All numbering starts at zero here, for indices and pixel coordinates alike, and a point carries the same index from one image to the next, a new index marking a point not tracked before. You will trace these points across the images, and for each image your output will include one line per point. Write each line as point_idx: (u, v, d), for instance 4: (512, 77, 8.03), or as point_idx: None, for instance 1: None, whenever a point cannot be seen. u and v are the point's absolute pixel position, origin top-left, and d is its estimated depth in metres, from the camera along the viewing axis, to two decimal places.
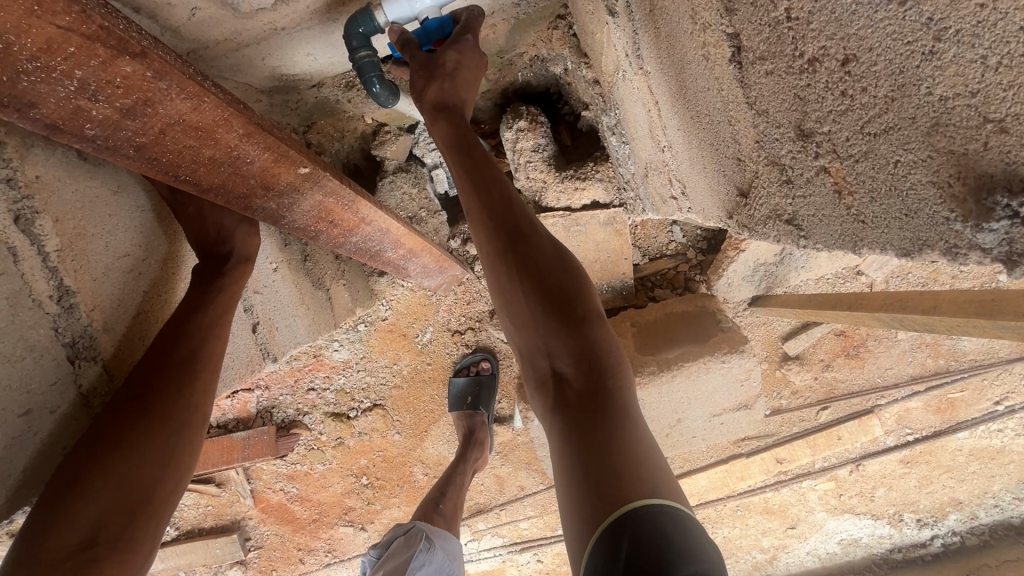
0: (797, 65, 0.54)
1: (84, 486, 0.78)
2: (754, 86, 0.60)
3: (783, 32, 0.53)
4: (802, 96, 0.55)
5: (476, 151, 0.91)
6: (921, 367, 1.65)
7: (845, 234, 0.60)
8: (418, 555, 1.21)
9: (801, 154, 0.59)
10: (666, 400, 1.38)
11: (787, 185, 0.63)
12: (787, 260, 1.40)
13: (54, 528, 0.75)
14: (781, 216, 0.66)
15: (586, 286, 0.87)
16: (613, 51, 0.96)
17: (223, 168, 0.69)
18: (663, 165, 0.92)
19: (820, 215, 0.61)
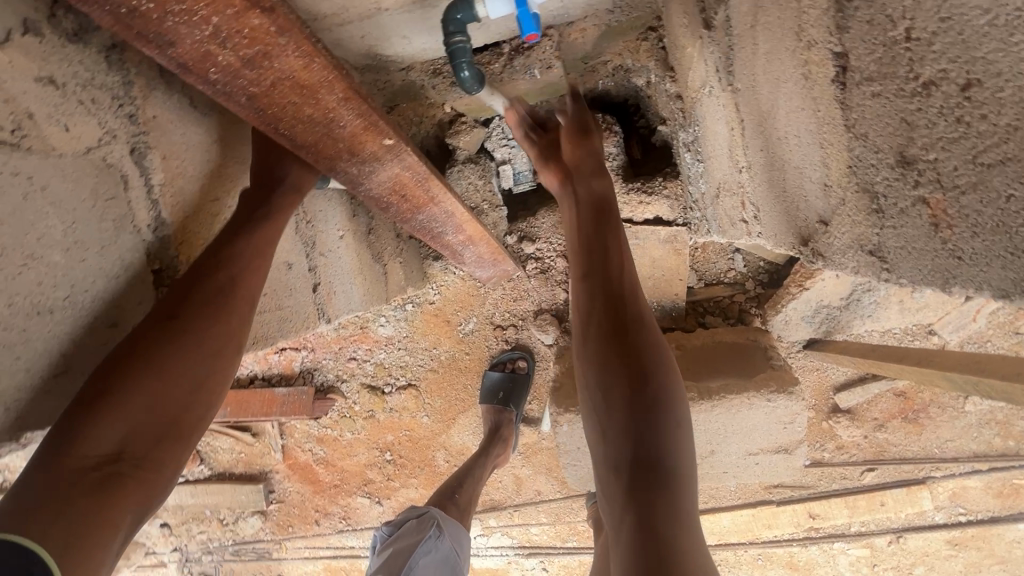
0: (910, 88, 0.49)
1: (112, 401, 0.75)
2: (853, 108, 0.56)
3: (899, 53, 0.49)
4: (910, 121, 0.51)
5: (608, 210, 1.05)
6: (987, 445, 1.52)
7: (936, 268, 0.55)
8: (426, 541, 1.22)
9: (899, 183, 0.54)
10: (701, 429, 1.30)
11: (877, 215, 0.59)
12: (853, 306, 1.32)
13: (80, 440, 0.72)
14: (863, 245, 0.62)
15: (671, 369, 0.91)
16: (701, 68, 0.96)
17: (319, 131, 0.64)
18: (738, 187, 0.90)
19: (909, 248, 0.57)
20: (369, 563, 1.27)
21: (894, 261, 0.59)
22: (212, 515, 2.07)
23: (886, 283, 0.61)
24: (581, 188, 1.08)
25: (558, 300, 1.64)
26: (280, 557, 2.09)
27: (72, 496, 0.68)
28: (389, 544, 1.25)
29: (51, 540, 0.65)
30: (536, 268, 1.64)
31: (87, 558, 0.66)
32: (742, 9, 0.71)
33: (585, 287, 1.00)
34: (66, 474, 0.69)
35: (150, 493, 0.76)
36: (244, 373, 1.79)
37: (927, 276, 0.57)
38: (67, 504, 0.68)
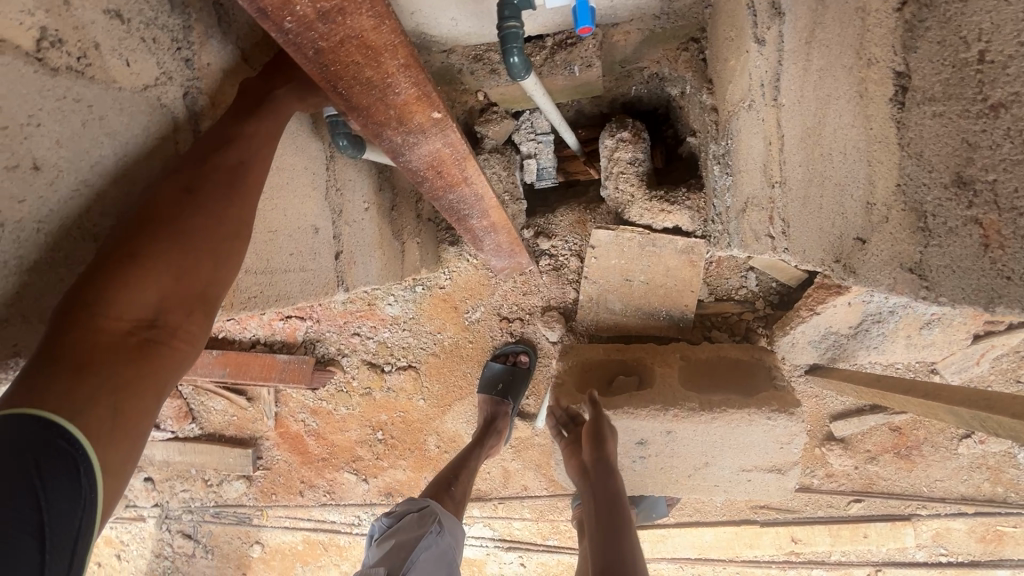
0: (976, 109, 0.48)
1: (131, 271, 0.68)
2: (913, 124, 0.55)
3: (969, 75, 0.49)
4: (972, 141, 0.49)
5: (608, 460, 1.21)
6: (975, 489, 1.53)
7: (981, 288, 0.51)
8: (429, 534, 1.21)
9: (949, 203, 0.52)
10: (698, 440, 1.30)
11: (922, 234, 0.56)
12: (860, 337, 1.33)
13: (99, 312, 0.66)
14: (902, 264, 0.59)
15: (636, 545, 1.13)
16: (744, 81, 0.97)
17: (374, 93, 0.62)
18: (768, 203, 0.89)
19: (952, 268, 0.53)
20: (364, 554, 1.25)
21: (935, 280, 0.56)
22: (197, 475, 2.07)
23: (923, 303, 0.57)
24: (592, 426, 1.23)
25: (567, 299, 1.65)
26: (260, 524, 2.09)
27: (101, 370, 0.64)
28: (389, 535, 1.22)
29: (83, 412, 0.61)
30: (549, 265, 1.65)
31: (122, 428, 0.64)
32: (798, 25, 0.72)
33: (592, 503, 1.21)
34: (89, 347, 0.64)
35: (179, 365, 0.73)
36: (247, 336, 1.79)
37: (970, 296, 0.52)
38: (96, 377, 0.63)
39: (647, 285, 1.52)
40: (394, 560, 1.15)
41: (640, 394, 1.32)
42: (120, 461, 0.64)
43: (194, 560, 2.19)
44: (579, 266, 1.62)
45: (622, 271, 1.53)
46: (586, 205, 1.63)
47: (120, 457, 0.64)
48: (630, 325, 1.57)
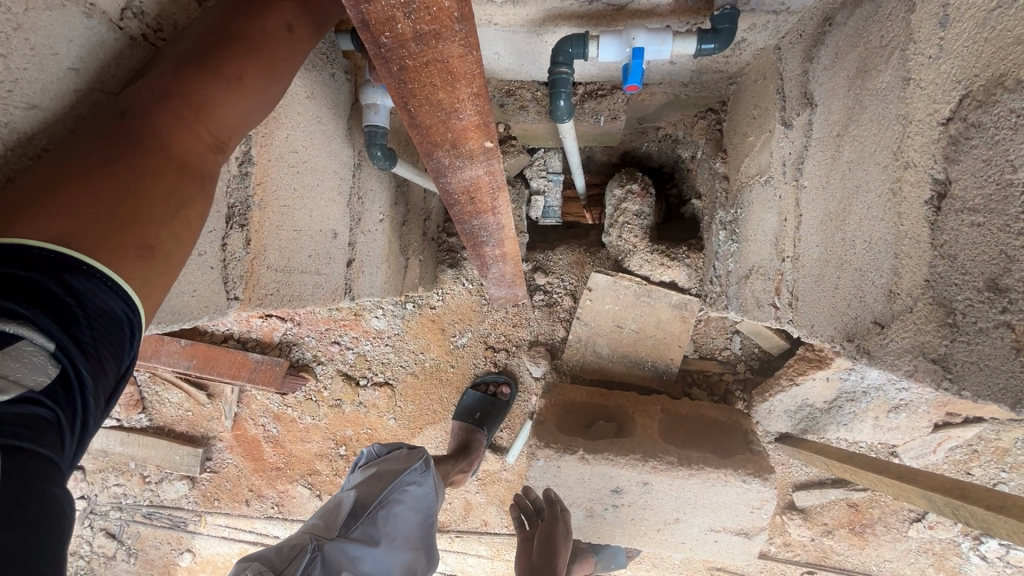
0: (1015, 227, 0.46)
1: (225, 85, 0.59)
2: (950, 216, 0.52)
3: (1011, 195, 0.46)
4: (1010, 254, 0.47)
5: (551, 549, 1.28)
6: (920, 573, 1.59)
7: (1005, 389, 0.48)
8: (412, 471, 1.16)
9: (980, 306, 0.50)
10: (672, 496, 1.30)
11: (948, 330, 0.53)
12: (833, 412, 1.38)
13: (196, 121, 0.57)
14: (925, 354, 0.56)
15: None
16: (763, 158, 1.03)
17: (439, 114, 0.63)
18: (776, 274, 0.95)
19: (978, 364, 0.50)
20: (347, 477, 1.23)
21: (959, 373, 0.52)
22: (135, 470, 1.92)
23: (947, 395, 0.54)
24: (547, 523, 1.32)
25: (556, 336, 1.65)
26: (195, 531, 1.96)
27: (188, 186, 0.56)
28: (376, 462, 1.19)
29: (141, 232, 0.51)
30: (542, 301, 1.66)
31: (177, 257, 0.55)
32: (831, 119, 0.77)
33: None
34: (177, 151, 0.55)
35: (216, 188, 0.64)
36: (220, 330, 1.71)
37: (995, 393, 0.50)
38: (174, 197, 0.54)
39: (637, 334, 1.55)
40: (375, 486, 1.13)
41: (622, 441, 1.32)
42: (154, 306, 0.53)
43: (112, 564, 2.02)
44: (571, 306, 1.64)
45: (613, 318, 1.56)
46: (586, 248, 1.66)
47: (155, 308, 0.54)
48: (614, 372, 1.59)
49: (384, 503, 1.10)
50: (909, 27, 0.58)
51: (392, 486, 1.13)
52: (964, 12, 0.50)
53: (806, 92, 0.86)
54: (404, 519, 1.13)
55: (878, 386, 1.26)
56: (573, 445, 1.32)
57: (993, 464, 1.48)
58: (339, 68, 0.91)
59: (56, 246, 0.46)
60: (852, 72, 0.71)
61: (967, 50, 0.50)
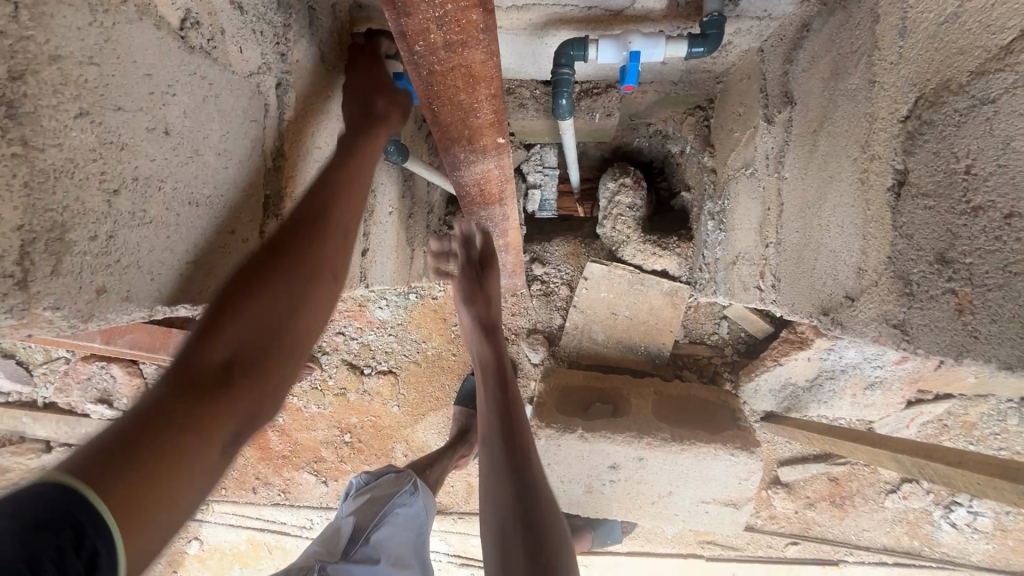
0: (960, 209, 0.55)
1: (235, 303, 0.57)
2: (908, 201, 0.60)
3: (956, 182, 0.55)
4: (955, 232, 0.55)
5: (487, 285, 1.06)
6: (895, 541, 1.70)
7: (952, 345, 0.57)
8: (403, 493, 1.23)
9: (932, 277, 0.58)
10: (666, 470, 1.39)
11: (906, 299, 0.61)
12: (814, 390, 1.48)
13: (202, 349, 0.55)
14: (886, 320, 0.63)
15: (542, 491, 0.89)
16: (748, 152, 1.11)
17: (458, 113, 0.69)
18: (761, 259, 1.03)
19: (930, 326, 0.58)
20: (342, 507, 1.27)
21: (914, 335, 0.60)
22: None
23: (908, 356, 0.61)
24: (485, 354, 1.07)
25: (553, 324, 1.73)
26: (203, 519, 2.01)
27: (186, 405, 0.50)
28: (368, 490, 1.25)
29: (130, 456, 0.46)
30: (539, 290, 1.74)
31: (165, 478, 0.47)
32: (808, 116, 0.85)
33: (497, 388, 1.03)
34: (189, 373, 0.53)
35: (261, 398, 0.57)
36: None
37: (944, 350, 0.58)
38: (172, 419, 0.49)
39: (631, 320, 1.63)
40: (370, 510, 1.18)
41: (618, 420, 1.41)
42: (146, 542, 0.46)
43: None
44: (568, 294, 1.72)
45: (608, 305, 1.64)
46: (581, 239, 1.73)
47: (153, 539, 0.46)
48: (608, 357, 1.67)
49: (380, 526, 1.15)
50: (874, 36, 0.66)
51: (383, 509, 1.19)
52: (919, 24, 0.59)
53: (787, 91, 0.94)
54: (399, 540, 1.17)
55: (854, 365, 1.36)
56: (573, 425, 1.40)
57: (961, 437, 1.59)
58: None
59: (36, 480, 0.43)
60: (826, 75, 0.79)
61: (921, 58, 0.58)
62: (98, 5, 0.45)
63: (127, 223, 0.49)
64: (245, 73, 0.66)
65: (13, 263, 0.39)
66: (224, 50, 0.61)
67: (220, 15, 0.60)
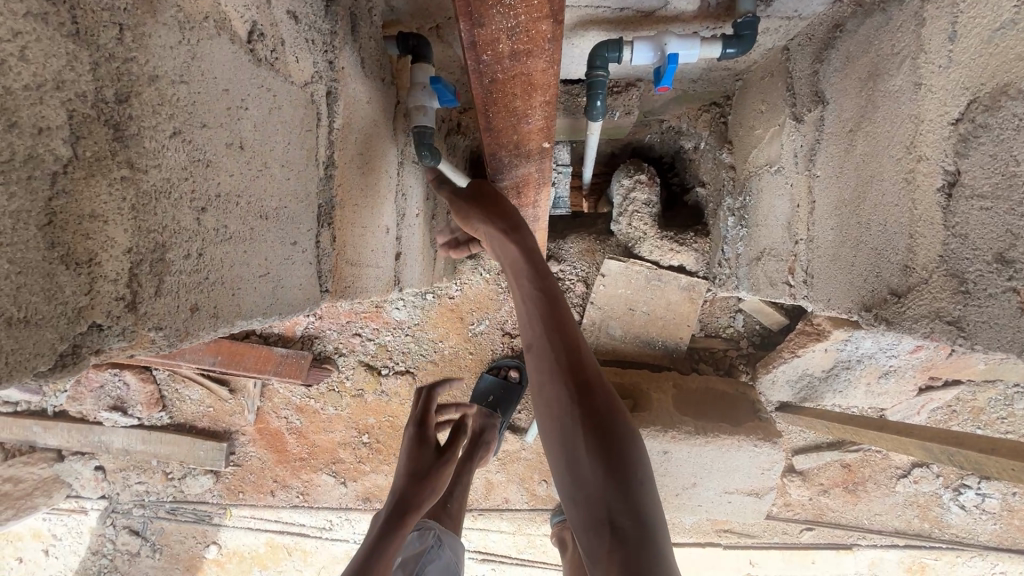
0: (1019, 209, 0.56)
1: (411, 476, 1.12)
2: (960, 202, 0.62)
3: (1015, 183, 0.56)
4: (1015, 231, 0.57)
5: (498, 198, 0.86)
6: (906, 524, 1.75)
7: (1014, 341, 0.59)
8: (430, 551, 1.28)
9: (991, 275, 0.59)
10: (690, 462, 1.42)
11: (961, 297, 0.63)
12: (830, 380, 1.51)
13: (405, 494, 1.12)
14: (940, 317, 0.65)
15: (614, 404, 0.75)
16: (772, 149, 1.13)
17: (511, 120, 0.70)
18: (789, 255, 1.05)
19: (990, 322, 0.60)
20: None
21: (971, 331, 0.62)
22: (157, 467, 1.95)
23: (963, 351, 0.64)
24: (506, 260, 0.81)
25: None
26: (220, 523, 2.00)
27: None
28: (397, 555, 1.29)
29: None
30: None
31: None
32: (843, 116, 0.87)
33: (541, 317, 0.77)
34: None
35: None
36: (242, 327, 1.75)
37: (1004, 345, 0.60)
38: None
39: (649, 316, 1.65)
40: (404, 575, 1.22)
41: (642, 415, 1.43)
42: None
43: (137, 560, 2.05)
44: (583, 291, 1.72)
45: (625, 301, 1.66)
46: (595, 235, 1.73)
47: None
48: (626, 352, 1.69)
49: None
50: (920, 39, 0.68)
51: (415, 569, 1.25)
52: (972, 30, 0.60)
53: (817, 91, 0.96)
54: None
55: (869, 356, 1.39)
56: None
57: (969, 422, 1.64)
58: (387, 72, 0.96)
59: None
60: (863, 76, 0.81)
61: (973, 62, 0.60)
62: (185, 23, 0.44)
63: (214, 240, 0.49)
64: (301, 83, 0.66)
65: (124, 285, 0.41)
66: (285, 61, 0.61)
67: (281, 26, 0.60)
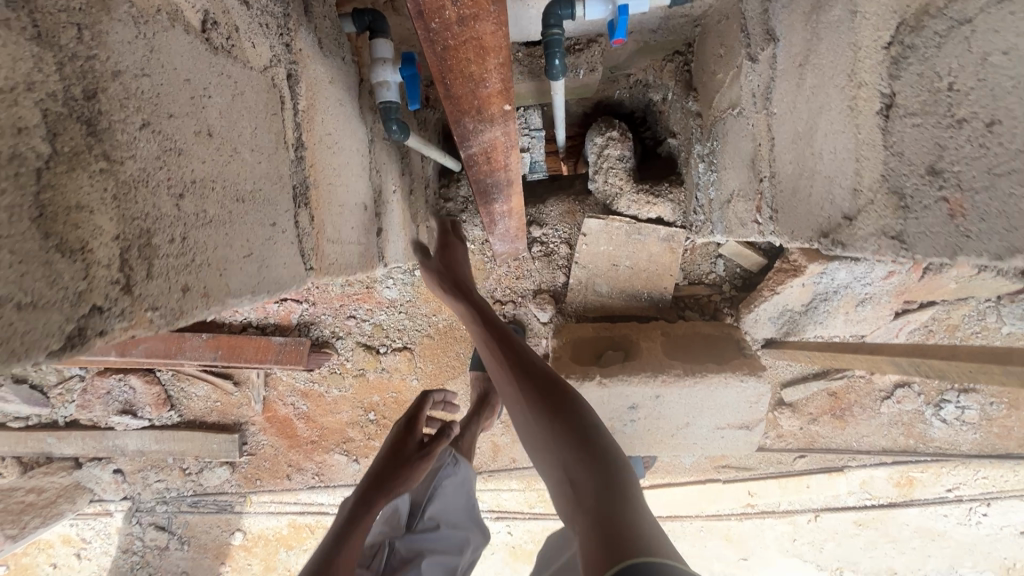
0: (944, 122, 0.60)
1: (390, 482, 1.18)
2: (896, 124, 0.66)
3: (941, 97, 0.60)
4: (941, 144, 0.61)
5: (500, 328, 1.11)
6: (892, 441, 1.83)
7: (946, 246, 0.62)
8: (446, 466, 1.36)
9: (924, 187, 0.63)
10: (682, 402, 1.48)
11: (900, 212, 0.67)
12: (810, 313, 1.59)
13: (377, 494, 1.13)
14: (885, 232, 0.69)
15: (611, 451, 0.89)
16: (734, 92, 1.15)
17: (467, 85, 0.72)
18: (757, 193, 1.08)
19: (925, 232, 0.64)
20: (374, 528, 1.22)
21: (910, 243, 0.66)
22: (174, 464, 2.01)
23: (905, 262, 0.68)
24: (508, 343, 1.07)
25: (557, 282, 1.79)
26: (243, 511, 2.07)
27: None
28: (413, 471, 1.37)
29: None
30: (540, 252, 1.79)
31: None
32: (793, 50, 0.89)
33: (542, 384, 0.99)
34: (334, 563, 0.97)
35: None
36: (240, 318, 1.80)
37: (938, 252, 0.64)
38: None
39: (632, 269, 1.69)
40: (420, 490, 1.34)
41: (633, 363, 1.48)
42: None
43: (167, 553, 2.13)
44: (568, 252, 1.77)
45: (608, 257, 1.70)
46: (574, 197, 1.77)
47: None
48: (615, 306, 1.75)
49: (434, 498, 1.33)
50: None
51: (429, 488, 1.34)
52: None
53: (768, 28, 0.98)
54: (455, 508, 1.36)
55: (846, 286, 1.48)
56: (590, 372, 1.48)
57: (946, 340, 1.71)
58: (348, 51, 0.98)
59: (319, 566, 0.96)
60: (807, 9, 0.83)
61: None
62: (138, 18, 0.47)
63: (193, 225, 0.52)
64: (260, 67, 0.67)
65: (116, 271, 0.44)
66: (241, 46, 0.63)
67: (232, 13, 0.61)
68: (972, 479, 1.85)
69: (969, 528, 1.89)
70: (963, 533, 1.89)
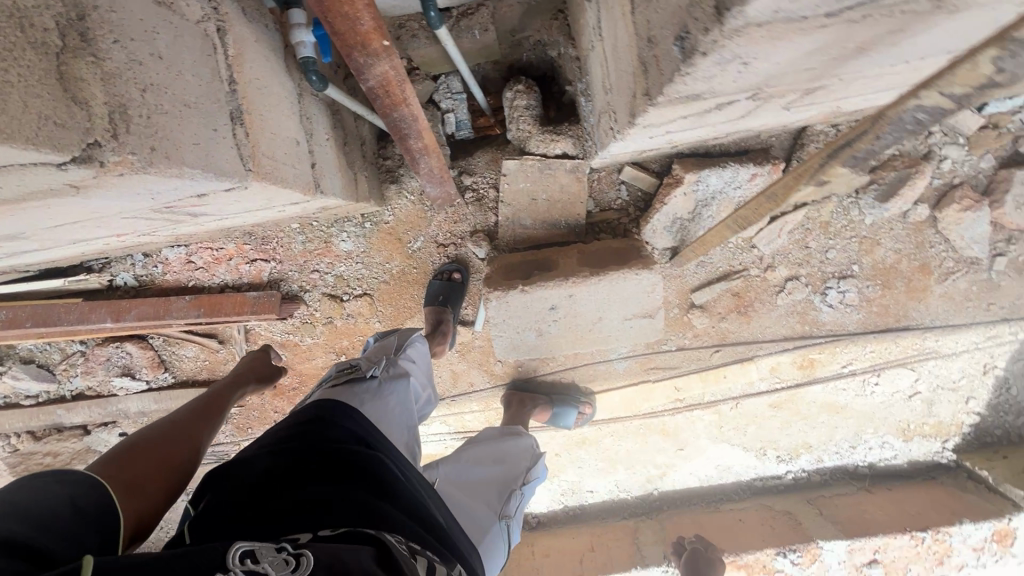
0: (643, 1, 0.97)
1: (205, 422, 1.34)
2: (639, 12, 0.99)
3: None
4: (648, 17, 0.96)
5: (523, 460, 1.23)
6: (791, 329, 2.13)
7: (659, 83, 0.96)
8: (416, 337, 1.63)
9: (648, 48, 0.98)
10: (592, 299, 1.78)
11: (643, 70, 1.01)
12: (696, 219, 1.91)
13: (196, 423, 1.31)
14: (644, 90, 1.03)
15: None
16: (588, 31, 1.45)
17: (346, 23, 1.02)
18: (608, 105, 1.39)
19: (653, 78, 0.98)
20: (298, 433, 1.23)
21: (652, 91, 1.00)
22: None
23: (652, 105, 1.01)
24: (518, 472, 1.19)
25: (489, 222, 2.08)
26: None
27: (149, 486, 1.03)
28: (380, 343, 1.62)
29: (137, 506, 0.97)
30: (472, 197, 2.07)
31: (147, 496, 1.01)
32: None
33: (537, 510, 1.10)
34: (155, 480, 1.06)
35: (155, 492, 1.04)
36: (217, 280, 2.06)
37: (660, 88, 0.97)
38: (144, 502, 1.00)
39: (549, 201, 1.99)
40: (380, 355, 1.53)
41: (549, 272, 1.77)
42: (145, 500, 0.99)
43: None
44: (496, 195, 2.05)
45: (526, 193, 1.98)
46: (497, 148, 2.06)
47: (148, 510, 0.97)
48: (540, 237, 2.05)
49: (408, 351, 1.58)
50: None
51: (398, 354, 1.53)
52: None
53: None
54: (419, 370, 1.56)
55: (720, 191, 1.82)
56: (514, 284, 1.75)
57: (821, 236, 2.03)
58: (273, 22, 1.27)
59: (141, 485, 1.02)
60: None
61: None
62: None
63: (155, 108, 0.87)
64: (194, 21, 0.98)
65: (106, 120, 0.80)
66: (180, 4, 0.95)
67: None
68: (862, 355, 2.15)
69: (867, 398, 2.19)
70: (862, 404, 2.19)
